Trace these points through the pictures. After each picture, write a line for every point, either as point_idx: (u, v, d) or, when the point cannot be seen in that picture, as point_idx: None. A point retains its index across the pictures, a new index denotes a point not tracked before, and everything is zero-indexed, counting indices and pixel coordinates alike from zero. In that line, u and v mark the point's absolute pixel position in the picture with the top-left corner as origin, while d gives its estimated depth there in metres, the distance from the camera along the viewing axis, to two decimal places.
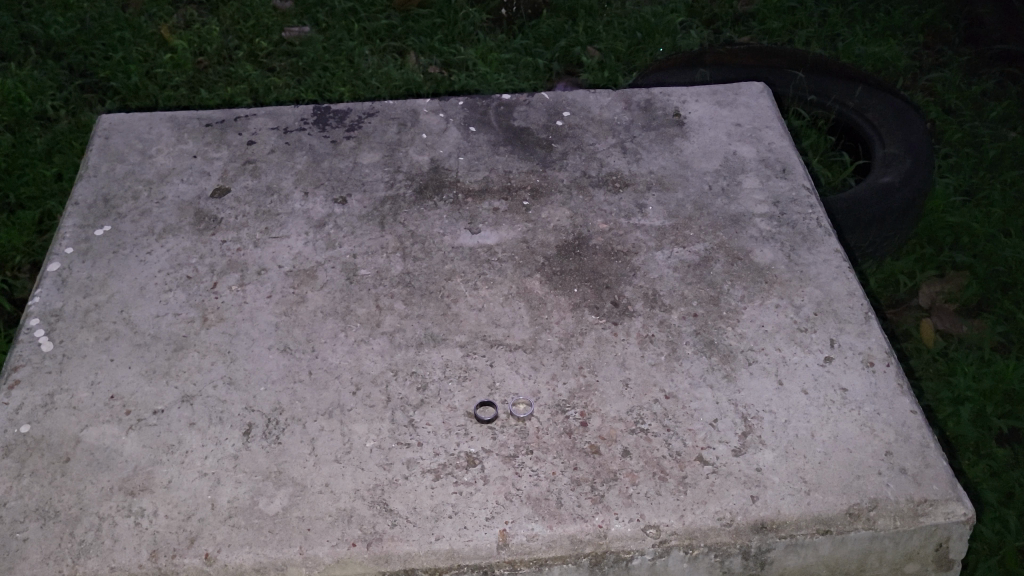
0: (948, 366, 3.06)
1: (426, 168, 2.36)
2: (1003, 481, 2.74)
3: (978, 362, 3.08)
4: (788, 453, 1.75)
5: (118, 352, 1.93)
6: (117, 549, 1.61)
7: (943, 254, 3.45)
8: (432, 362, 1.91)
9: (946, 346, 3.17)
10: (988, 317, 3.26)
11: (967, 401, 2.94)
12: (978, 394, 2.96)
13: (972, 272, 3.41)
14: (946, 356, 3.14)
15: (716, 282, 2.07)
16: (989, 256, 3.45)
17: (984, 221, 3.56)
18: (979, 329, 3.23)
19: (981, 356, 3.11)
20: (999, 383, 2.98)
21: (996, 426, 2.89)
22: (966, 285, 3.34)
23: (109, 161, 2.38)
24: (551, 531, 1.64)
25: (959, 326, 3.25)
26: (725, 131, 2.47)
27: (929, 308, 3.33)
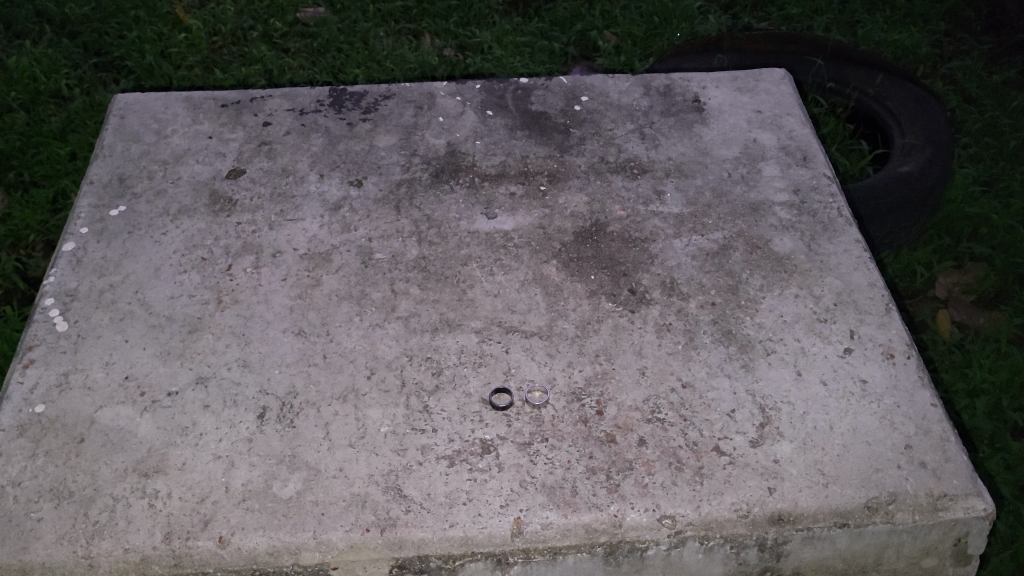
0: (963, 358, 3.05)
1: (443, 152, 2.34)
2: (1018, 475, 2.72)
3: (994, 355, 3.06)
4: (806, 445, 1.73)
5: (132, 334, 1.92)
6: (131, 531, 1.61)
7: (960, 245, 3.43)
8: (447, 347, 1.90)
9: (962, 338, 3.15)
10: (1005, 309, 3.23)
11: (982, 393, 2.92)
12: (994, 386, 2.94)
13: (989, 264, 3.38)
14: (962, 348, 3.12)
15: (735, 271, 2.05)
16: (1008, 248, 3.41)
17: (1003, 212, 3.52)
18: (997, 321, 3.21)
19: (997, 348, 3.09)
20: (1016, 376, 2.96)
21: (1012, 419, 2.87)
22: (984, 277, 3.32)
23: (124, 141, 2.37)
24: (565, 520, 1.63)
25: (976, 318, 3.24)
26: (745, 118, 2.44)
27: (945, 300, 3.31)
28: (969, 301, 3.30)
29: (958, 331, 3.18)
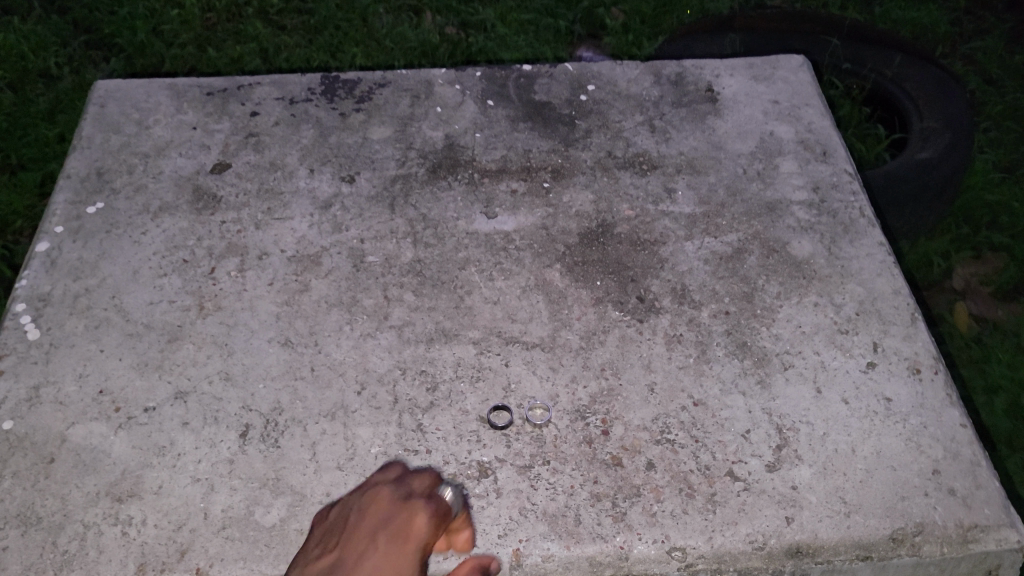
0: (982, 352, 2.94)
1: (440, 146, 2.20)
2: None
3: (1014, 349, 2.95)
4: (826, 470, 1.62)
5: (108, 343, 1.81)
6: (102, 561, 1.50)
7: (980, 234, 3.30)
8: (443, 359, 1.78)
9: (981, 331, 3.04)
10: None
11: (1001, 389, 2.83)
12: (1013, 382, 2.84)
13: (1010, 255, 3.25)
14: (980, 342, 3.01)
15: (750, 277, 1.92)
16: None
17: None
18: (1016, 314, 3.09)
19: (1017, 343, 2.98)
20: None
21: None
22: (1004, 268, 3.20)
23: (104, 132, 2.24)
24: (567, 552, 1.52)
25: (994, 311, 3.11)
26: (761, 109, 2.30)
27: (962, 292, 3.19)
28: (987, 292, 3.18)
29: (976, 325, 3.06)
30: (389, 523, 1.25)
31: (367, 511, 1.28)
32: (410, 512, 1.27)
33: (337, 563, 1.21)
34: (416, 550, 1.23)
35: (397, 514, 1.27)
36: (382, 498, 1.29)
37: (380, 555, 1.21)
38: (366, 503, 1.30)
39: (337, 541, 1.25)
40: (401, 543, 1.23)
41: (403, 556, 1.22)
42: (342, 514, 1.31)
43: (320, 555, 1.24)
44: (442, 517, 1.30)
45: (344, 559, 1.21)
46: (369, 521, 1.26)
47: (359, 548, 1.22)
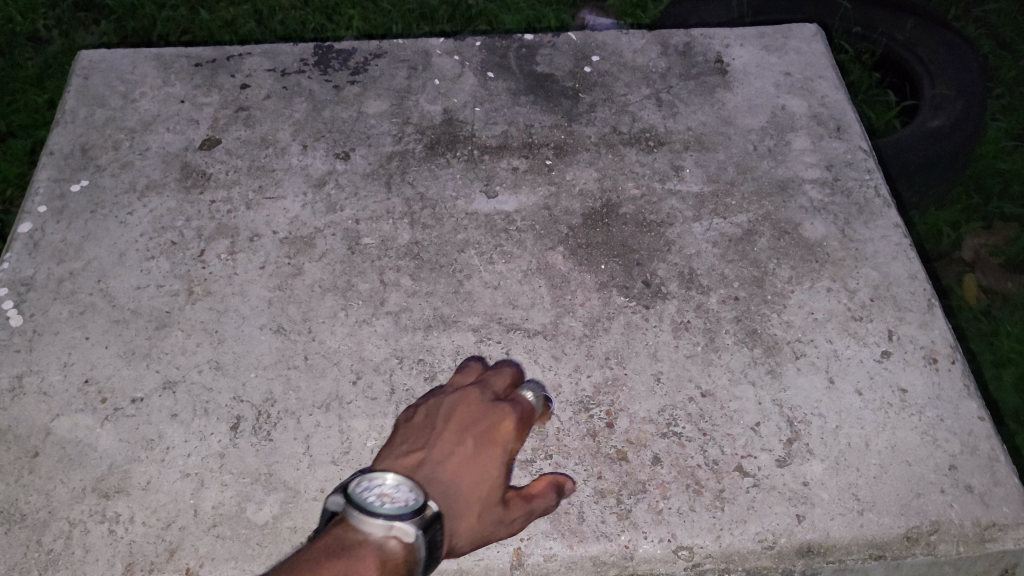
0: (990, 326, 2.88)
1: (438, 120, 2.12)
2: None
3: None
4: (839, 465, 1.56)
5: (94, 330, 1.74)
6: (89, 561, 1.45)
7: (990, 204, 3.21)
8: (441, 347, 1.72)
9: (990, 304, 2.97)
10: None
11: (1010, 362, 2.78)
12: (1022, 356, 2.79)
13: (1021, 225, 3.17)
14: (988, 315, 2.95)
15: (760, 261, 1.85)
16: None
17: None
18: None
19: None
20: None
21: None
22: (1015, 239, 3.11)
23: (88, 105, 2.15)
24: (570, 551, 1.47)
25: (1004, 283, 3.04)
26: (772, 81, 2.21)
27: (971, 262, 3.12)
28: (997, 264, 3.10)
29: (985, 298, 2.99)
30: (480, 424, 1.35)
31: (459, 409, 1.38)
32: (500, 414, 1.36)
33: (429, 457, 1.32)
34: (502, 453, 1.34)
35: (489, 417, 1.36)
36: (473, 398, 1.39)
37: (468, 456, 1.32)
38: (457, 400, 1.39)
39: (428, 434, 1.36)
40: (488, 445, 1.34)
41: (491, 456, 1.33)
42: (433, 404, 1.41)
43: (414, 446, 1.35)
44: (528, 421, 1.39)
45: (435, 454, 1.33)
46: (460, 421, 1.36)
47: (451, 445, 1.33)
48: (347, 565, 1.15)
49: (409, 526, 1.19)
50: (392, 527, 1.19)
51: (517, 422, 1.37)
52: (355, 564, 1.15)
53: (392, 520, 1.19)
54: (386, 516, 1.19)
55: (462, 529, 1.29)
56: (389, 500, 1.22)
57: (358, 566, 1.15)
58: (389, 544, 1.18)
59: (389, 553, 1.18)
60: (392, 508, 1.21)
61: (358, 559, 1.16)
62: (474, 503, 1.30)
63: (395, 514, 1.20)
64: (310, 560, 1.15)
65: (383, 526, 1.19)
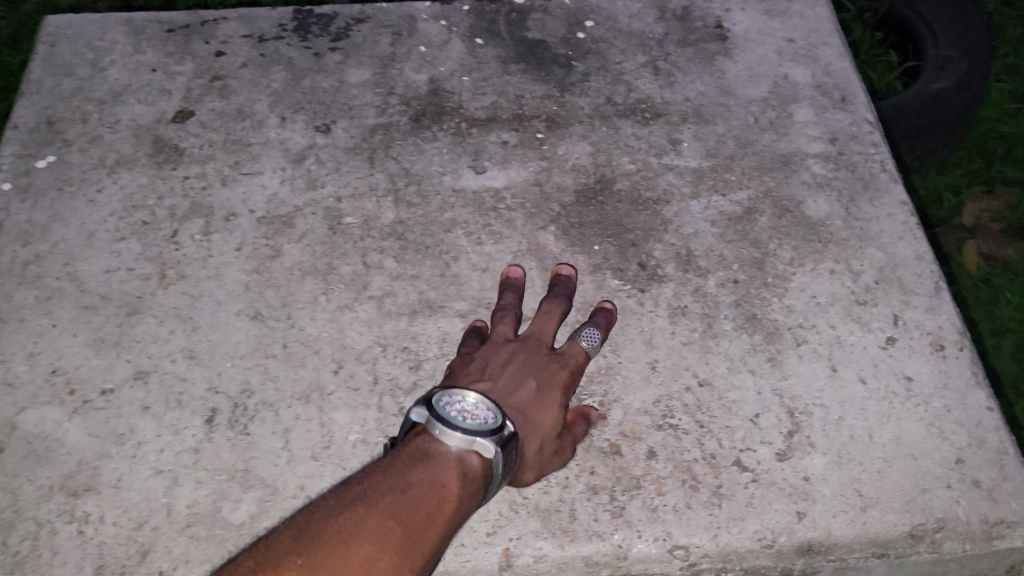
0: (990, 294, 2.81)
1: (424, 90, 2.01)
2: None
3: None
4: (842, 460, 1.50)
5: (62, 316, 1.66)
6: (57, 564, 1.38)
7: (991, 168, 3.12)
8: (427, 335, 1.64)
9: (990, 272, 2.90)
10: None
11: (1009, 332, 2.71)
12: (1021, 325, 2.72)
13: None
14: (988, 283, 2.87)
15: (761, 241, 1.77)
16: None
17: None
18: None
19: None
20: None
21: None
22: (1016, 204, 3.02)
23: (54, 75, 2.04)
24: (562, 551, 1.41)
25: (1004, 250, 2.96)
26: (775, 48, 2.11)
27: (972, 228, 3.03)
28: (997, 230, 3.02)
29: (986, 264, 2.91)
30: (540, 367, 1.49)
31: (519, 354, 1.51)
32: (557, 360, 1.51)
33: (496, 389, 1.44)
34: (561, 394, 1.47)
35: (548, 361, 1.51)
36: (532, 346, 1.53)
37: (532, 391, 1.44)
38: (516, 346, 1.53)
39: (491, 370, 1.47)
40: (549, 385, 1.47)
41: (553, 394, 1.46)
42: (492, 346, 1.53)
43: (479, 378, 1.46)
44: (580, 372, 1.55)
45: (502, 387, 1.44)
46: (522, 364, 1.49)
47: (516, 381, 1.46)
48: (433, 471, 1.26)
49: (490, 443, 1.30)
50: (473, 441, 1.29)
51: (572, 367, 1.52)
52: (440, 471, 1.27)
53: (473, 435, 1.30)
54: (466, 430, 1.29)
55: (527, 454, 1.39)
56: (470, 417, 1.32)
57: (441, 475, 1.26)
58: (470, 458, 1.29)
59: (468, 465, 1.29)
60: (471, 424, 1.31)
61: (442, 467, 1.27)
62: (538, 432, 1.41)
63: (475, 431, 1.30)
64: (399, 467, 1.27)
65: (464, 440, 1.29)
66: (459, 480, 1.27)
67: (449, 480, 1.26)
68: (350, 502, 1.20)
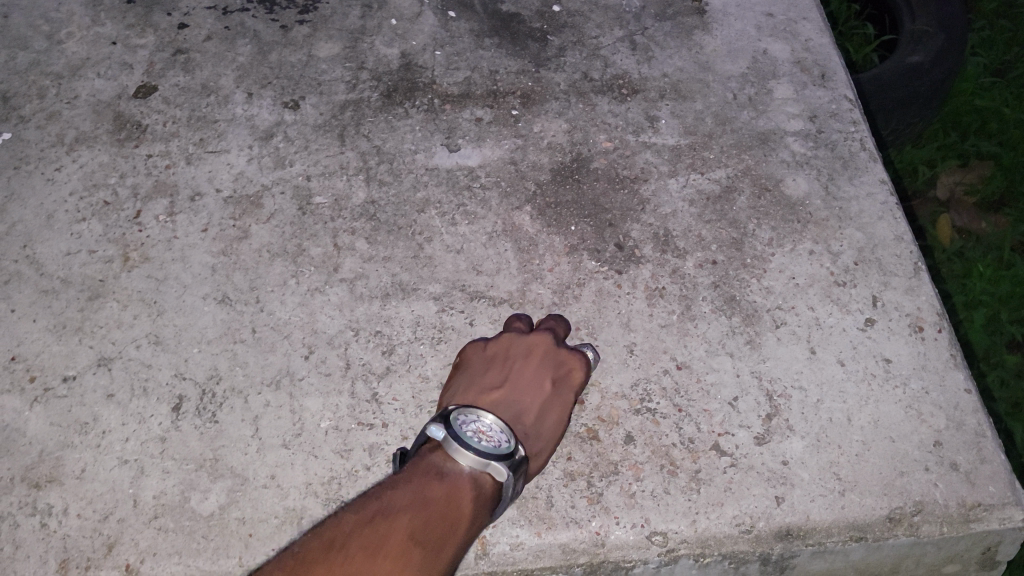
0: (963, 268, 2.82)
1: (395, 65, 1.96)
2: (1012, 394, 2.56)
3: (995, 265, 2.82)
4: (820, 443, 1.48)
5: (20, 301, 1.60)
6: (20, 558, 1.34)
7: (966, 142, 3.10)
8: (400, 318, 1.60)
9: (963, 245, 2.89)
10: (1010, 214, 2.94)
11: (980, 305, 2.72)
12: (992, 299, 2.72)
13: (996, 163, 3.05)
14: (961, 257, 2.87)
15: (739, 221, 1.74)
16: (1016, 145, 3.08)
17: (1015, 104, 3.20)
18: (1001, 227, 2.93)
19: (998, 259, 2.84)
20: (1017, 288, 2.73)
21: (1008, 333, 2.68)
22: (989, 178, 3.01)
23: (9, 47, 1.96)
24: (539, 539, 1.39)
25: (978, 223, 2.96)
26: (754, 23, 2.07)
27: (946, 202, 3.03)
28: (971, 203, 3.01)
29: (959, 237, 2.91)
30: (552, 376, 1.43)
31: (532, 356, 1.46)
32: (570, 360, 1.46)
33: (507, 399, 1.39)
34: (568, 407, 1.42)
35: (559, 363, 1.45)
36: (545, 348, 1.47)
37: (543, 400, 1.40)
38: (530, 345, 1.47)
39: (503, 376, 1.42)
40: (560, 390, 1.43)
41: (562, 401, 1.42)
42: (506, 343, 1.47)
43: (491, 385, 1.41)
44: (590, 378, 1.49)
45: (513, 395, 1.40)
46: (534, 367, 1.44)
47: (527, 388, 1.41)
48: (448, 489, 1.21)
49: (503, 467, 1.26)
50: (486, 464, 1.25)
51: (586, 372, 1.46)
52: (454, 491, 1.22)
53: (487, 458, 1.25)
54: (480, 452, 1.25)
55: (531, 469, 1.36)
56: (485, 438, 1.28)
57: (457, 493, 1.22)
58: (483, 479, 1.25)
59: (480, 484, 1.24)
60: (486, 446, 1.27)
61: (457, 485, 1.23)
62: (543, 450, 1.37)
63: (490, 453, 1.26)
64: (413, 483, 1.21)
65: (477, 460, 1.24)
66: (471, 501, 1.22)
67: (463, 502, 1.21)
68: (370, 517, 1.14)
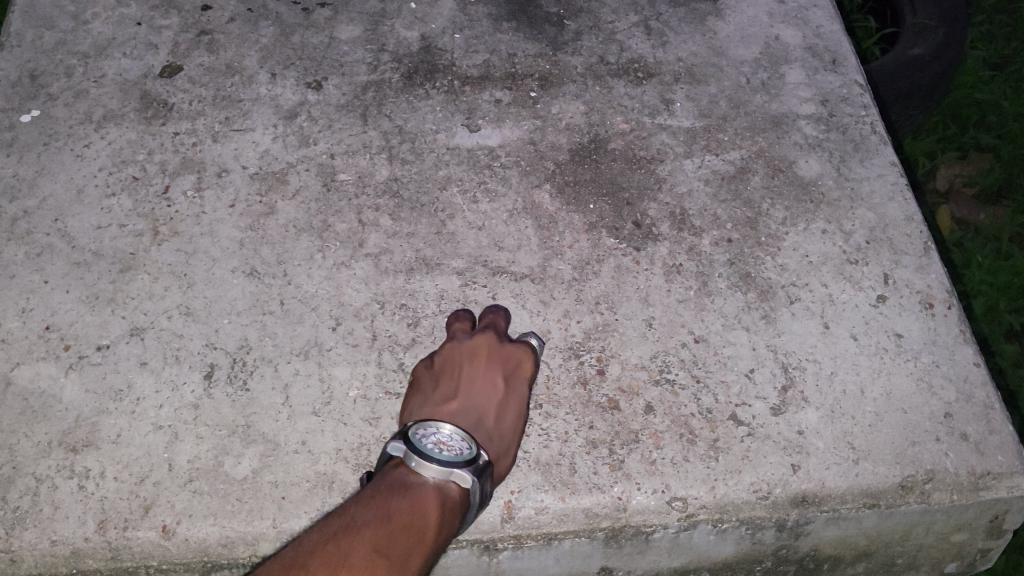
0: (963, 258, 2.85)
1: (415, 47, 1.99)
2: (1010, 381, 2.60)
3: (995, 256, 2.86)
4: (835, 413, 1.53)
5: (53, 273, 1.63)
6: (59, 519, 1.38)
7: (966, 134, 3.15)
8: (425, 292, 1.64)
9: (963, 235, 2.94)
10: (1009, 205, 3.00)
11: (979, 294, 2.76)
12: (992, 288, 2.77)
13: (995, 156, 3.11)
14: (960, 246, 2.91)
15: (754, 201, 1.79)
16: (1014, 138, 3.13)
17: (1014, 97, 3.25)
18: (998, 219, 2.99)
19: (998, 249, 2.88)
20: (1016, 278, 2.78)
21: (1008, 321, 2.71)
22: (988, 170, 3.06)
23: (35, 27, 2.00)
24: (562, 504, 1.43)
25: (977, 214, 3.01)
26: (766, 9, 2.11)
27: (946, 193, 3.08)
28: (971, 195, 3.06)
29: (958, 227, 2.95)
30: (501, 375, 1.49)
31: (478, 358, 1.51)
32: (516, 354, 1.51)
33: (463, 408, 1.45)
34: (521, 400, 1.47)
35: (507, 360, 1.51)
36: (488, 350, 1.51)
37: (498, 400, 1.46)
38: (475, 348, 1.52)
39: (455, 387, 1.47)
40: (513, 386, 1.48)
41: (517, 396, 1.47)
42: (450, 350, 1.52)
43: (445, 397, 1.46)
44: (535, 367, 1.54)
45: (468, 402, 1.46)
46: (482, 369, 1.49)
47: (481, 392, 1.47)
48: (412, 502, 1.23)
49: (467, 473, 1.29)
50: (450, 472, 1.28)
51: (535, 360, 1.52)
52: (419, 501, 1.24)
53: (450, 467, 1.29)
54: (443, 462, 1.29)
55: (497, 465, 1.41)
56: (446, 449, 1.32)
57: (420, 503, 1.24)
58: (448, 487, 1.28)
59: (448, 494, 1.27)
60: (447, 455, 1.31)
61: (421, 498, 1.24)
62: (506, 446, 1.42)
63: (451, 462, 1.29)
64: (376, 499, 1.23)
65: (441, 471, 1.28)
66: (437, 509, 1.24)
67: (428, 510, 1.23)
68: (332, 535, 1.15)
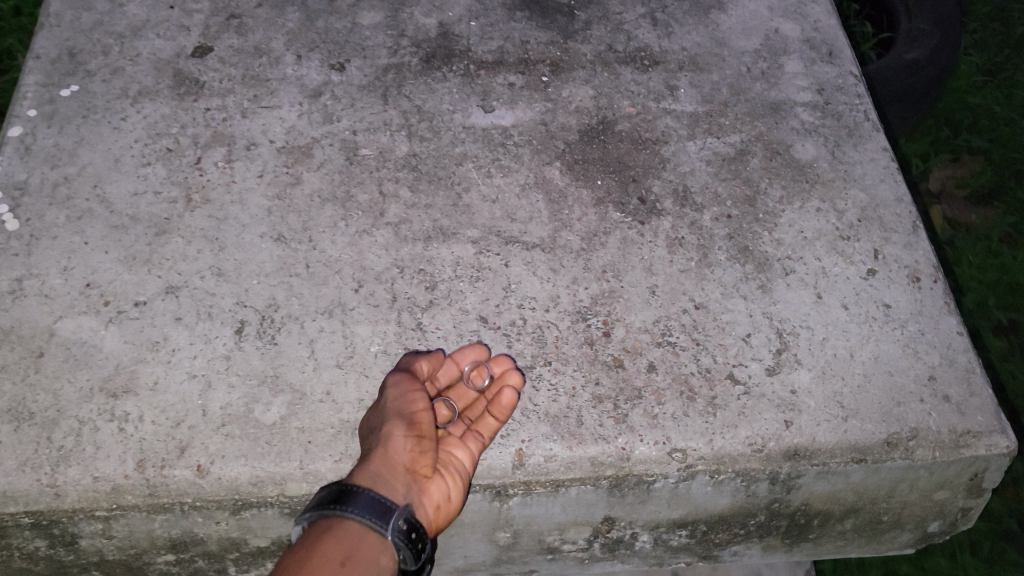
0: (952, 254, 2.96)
1: (433, 34, 2.10)
2: (1002, 371, 2.72)
3: (984, 253, 2.96)
4: (826, 375, 1.63)
5: (93, 235, 1.74)
6: (101, 458, 1.48)
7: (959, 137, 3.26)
8: (441, 258, 1.75)
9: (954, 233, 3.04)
10: (999, 207, 3.10)
11: (969, 290, 2.87)
12: (982, 285, 2.88)
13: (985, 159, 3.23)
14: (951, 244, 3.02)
15: (753, 180, 1.89)
16: (1004, 142, 3.25)
17: (1004, 104, 3.37)
18: (987, 219, 3.08)
19: (987, 246, 2.98)
20: (1005, 275, 2.89)
21: (996, 316, 2.81)
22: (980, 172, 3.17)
23: (74, 9, 2.10)
24: (570, 452, 1.53)
25: (967, 214, 3.10)
26: (766, 4, 2.22)
27: (937, 194, 3.16)
28: (961, 196, 3.16)
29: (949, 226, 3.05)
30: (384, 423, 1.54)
31: None
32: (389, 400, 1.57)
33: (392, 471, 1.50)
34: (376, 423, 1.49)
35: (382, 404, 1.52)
36: None
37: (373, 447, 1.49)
38: None
39: None
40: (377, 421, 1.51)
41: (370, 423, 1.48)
42: None
43: None
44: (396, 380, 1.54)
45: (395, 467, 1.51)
46: None
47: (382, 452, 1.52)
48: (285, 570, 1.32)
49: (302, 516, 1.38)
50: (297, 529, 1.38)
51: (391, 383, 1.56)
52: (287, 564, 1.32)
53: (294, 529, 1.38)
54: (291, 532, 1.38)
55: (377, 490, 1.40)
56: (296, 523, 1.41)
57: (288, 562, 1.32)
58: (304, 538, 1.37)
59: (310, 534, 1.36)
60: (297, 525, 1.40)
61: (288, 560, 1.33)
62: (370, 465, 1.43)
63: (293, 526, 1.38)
64: None
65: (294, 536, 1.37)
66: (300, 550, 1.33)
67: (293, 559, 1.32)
68: None
